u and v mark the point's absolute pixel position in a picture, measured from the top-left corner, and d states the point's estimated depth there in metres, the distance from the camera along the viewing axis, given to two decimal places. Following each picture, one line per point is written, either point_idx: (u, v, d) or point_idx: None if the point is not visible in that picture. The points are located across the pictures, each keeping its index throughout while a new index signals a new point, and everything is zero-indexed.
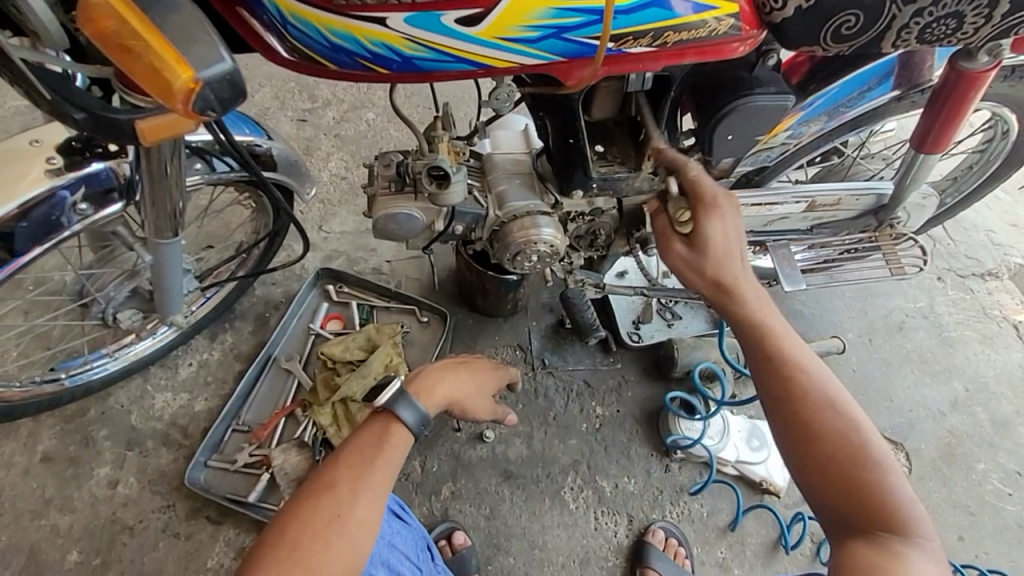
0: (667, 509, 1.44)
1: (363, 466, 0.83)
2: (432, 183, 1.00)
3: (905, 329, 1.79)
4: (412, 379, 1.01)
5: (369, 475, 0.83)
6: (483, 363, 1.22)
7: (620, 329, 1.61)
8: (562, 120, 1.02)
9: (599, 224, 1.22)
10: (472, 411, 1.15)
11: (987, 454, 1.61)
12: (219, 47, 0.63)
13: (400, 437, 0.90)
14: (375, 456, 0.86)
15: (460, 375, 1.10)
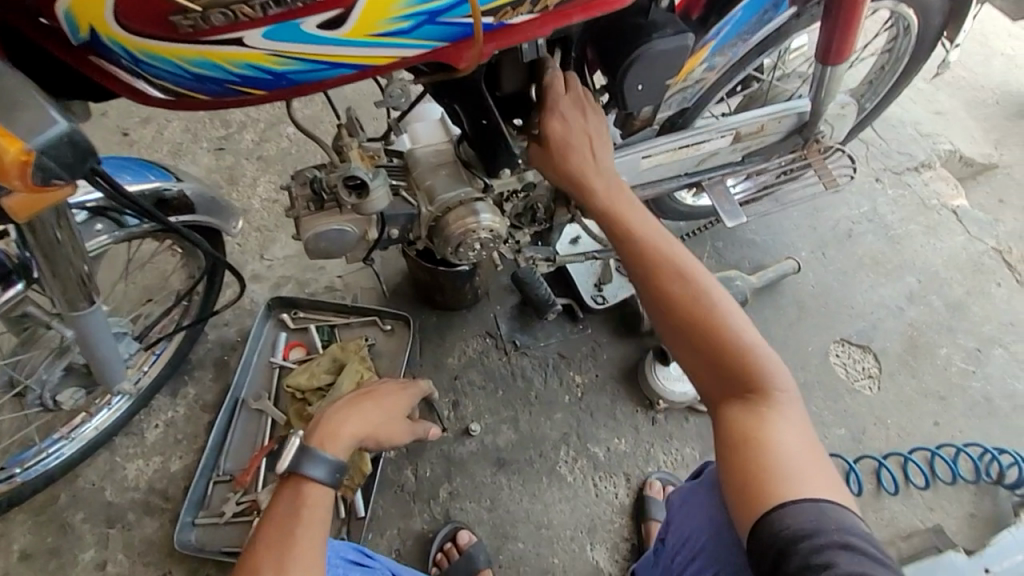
0: (661, 460, 1.47)
1: (284, 543, 0.85)
2: (351, 194, 0.96)
3: (854, 236, 1.84)
4: (314, 431, 1.03)
5: (293, 548, 0.85)
6: (394, 385, 1.25)
7: (582, 295, 1.62)
8: (471, 101, 0.99)
9: (536, 198, 1.20)
10: (391, 435, 1.17)
11: (947, 337, 1.69)
12: (48, 111, 0.66)
13: (318, 497, 0.93)
14: (297, 529, 0.87)
15: (364, 407, 1.13)
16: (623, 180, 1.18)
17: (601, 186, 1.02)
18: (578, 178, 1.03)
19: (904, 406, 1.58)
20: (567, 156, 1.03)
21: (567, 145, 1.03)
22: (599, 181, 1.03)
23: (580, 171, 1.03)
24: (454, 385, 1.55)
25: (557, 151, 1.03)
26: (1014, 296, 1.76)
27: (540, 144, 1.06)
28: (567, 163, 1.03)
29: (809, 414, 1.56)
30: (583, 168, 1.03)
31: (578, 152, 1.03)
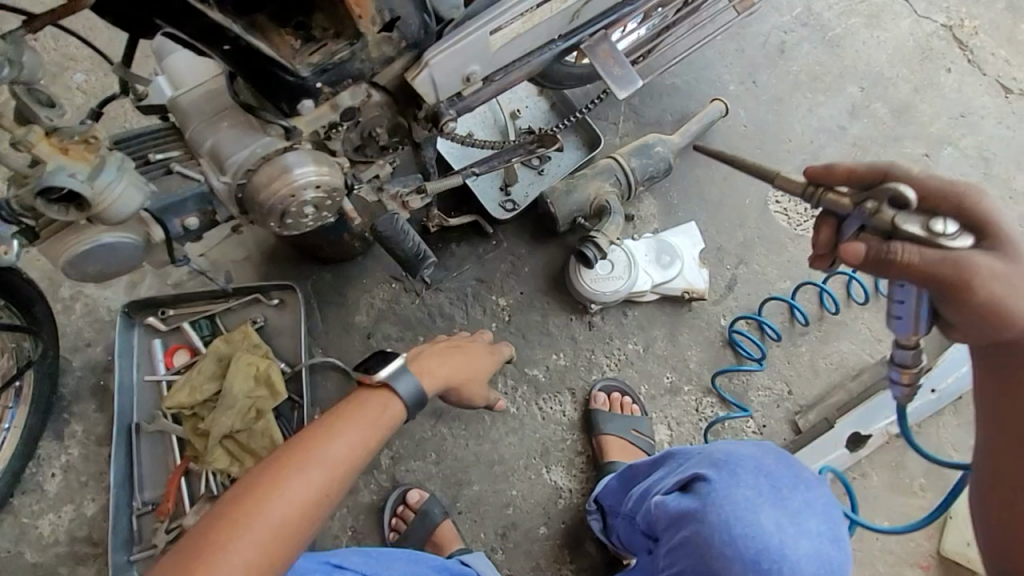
0: (604, 365, 1.38)
1: (253, 515, 0.74)
2: (66, 210, 0.72)
3: (788, 50, 1.56)
4: (371, 398, 0.92)
5: (248, 533, 0.73)
6: (484, 345, 1.20)
7: (488, 205, 1.41)
8: (195, 22, 0.67)
9: (371, 122, 0.90)
10: (397, 419, 0.93)
11: (894, 149, 1.50)
12: None
13: (344, 462, 0.82)
14: (291, 500, 0.76)
15: (430, 358, 1.05)
16: (474, 71, 0.89)
17: (992, 291, 0.65)
18: (925, 275, 0.64)
19: None
20: (907, 252, 0.63)
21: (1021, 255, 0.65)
22: (927, 191, 0.66)
23: (1005, 297, 0.65)
24: (369, 344, 1.39)
25: (993, 246, 0.65)
26: (965, 80, 1.54)
27: (1002, 264, 0.64)
28: (924, 279, 0.64)
29: (752, 274, 1.43)
30: (992, 289, 0.65)
31: (1001, 267, 0.64)
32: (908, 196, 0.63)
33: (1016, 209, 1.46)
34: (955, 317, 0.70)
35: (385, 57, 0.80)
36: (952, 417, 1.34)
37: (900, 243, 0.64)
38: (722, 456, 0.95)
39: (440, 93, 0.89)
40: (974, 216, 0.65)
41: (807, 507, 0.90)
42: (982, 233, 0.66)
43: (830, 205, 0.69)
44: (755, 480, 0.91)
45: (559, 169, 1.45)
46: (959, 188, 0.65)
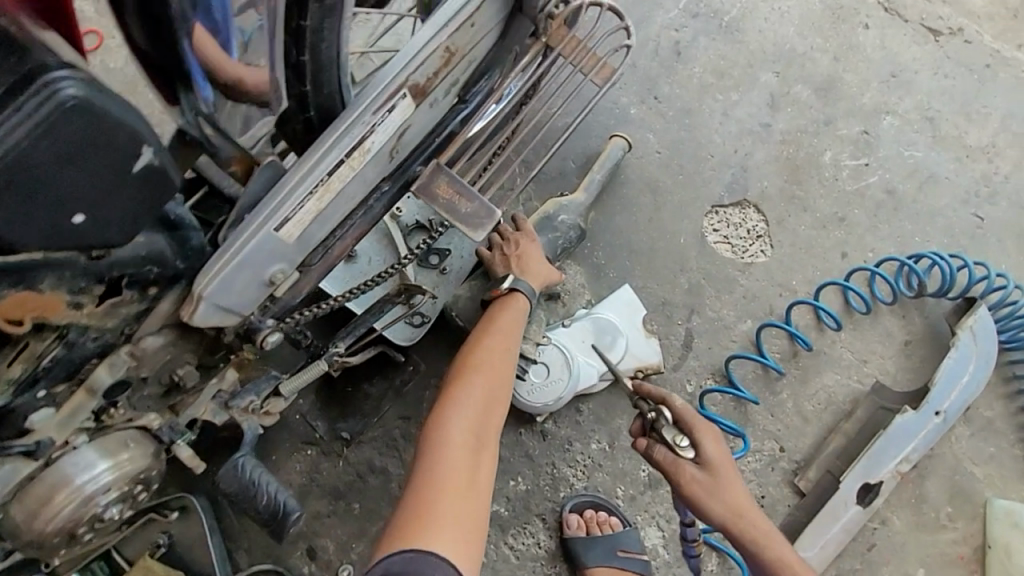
0: (571, 476, 1.18)
1: (438, 442, 0.82)
2: None
3: (683, 50, 1.34)
4: (513, 302, 1.02)
5: (448, 449, 0.82)
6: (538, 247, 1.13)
7: (388, 331, 1.15)
8: None
9: (164, 368, 0.68)
10: (517, 323, 1.00)
11: (828, 134, 1.30)
12: None
13: (503, 369, 0.94)
14: (473, 397, 0.88)
15: (527, 265, 1.08)
16: (280, 270, 0.67)
17: (732, 501, 0.88)
18: (685, 485, 0.90)
19: (807, 254, 1.26)
20: (659, 452, 0.93)
21: (730, 488, 0.88)
22: (725, 504, 0.88)
23: (756, 511, 0.89)
24: (296, 531, 1.16)
25: (715, 471, 0.89)
26: (886, 33, 1.34)
27: (707, 478, 0.89)
28: (701, 501, 0.89)
29: (709, 323, 1.23)
30: (763, 530, 0.88)
31: (703, 476, 0.89)
32: (662, 416, 0.94)
33: (975, 168, 1.28)
34: (720, 509, 0.89)
35: (132, 314, 0.60)
36: (965, 428, 1.17)
37: (651, 442, 0.94)
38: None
39: (243, 310, 0.67)
40: (705, 451, 0.90)
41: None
42: (705, 459, 0.90)
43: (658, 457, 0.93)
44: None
45: (465, 262, 1.19)
46: (692, 421, 0.92)
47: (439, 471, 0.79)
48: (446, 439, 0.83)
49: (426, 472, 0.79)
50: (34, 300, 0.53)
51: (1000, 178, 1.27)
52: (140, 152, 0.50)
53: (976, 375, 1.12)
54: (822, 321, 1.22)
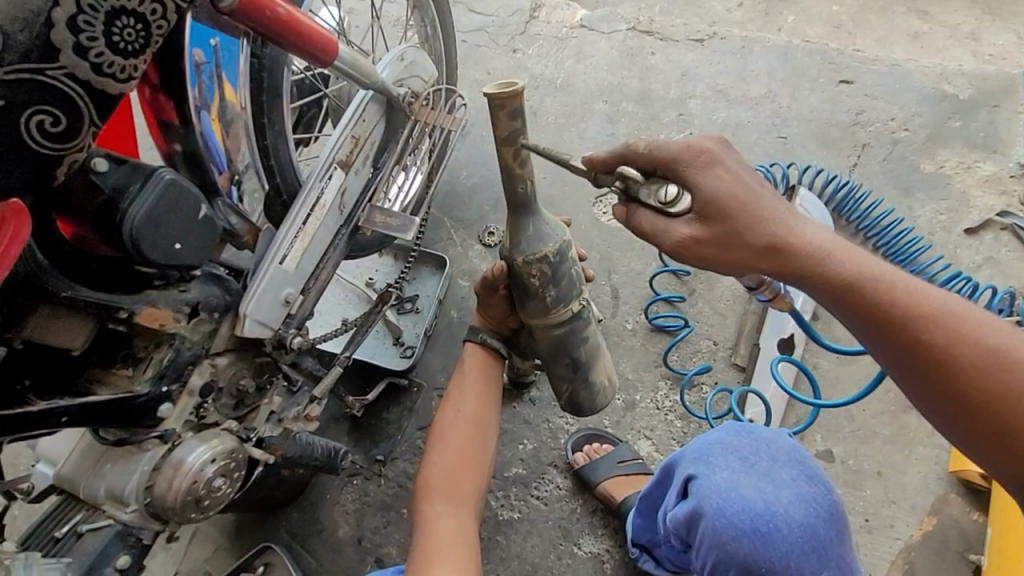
0: (564, 425, 1.44)
1: (450, 483, 1.02)
2: None
3: (538, 109, 1.86)
4: (470, 357, 1.12)
5: (459, 483, 1.03)
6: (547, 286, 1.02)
7: (389, 365, 1.50)
8: (21, 421, 0.77)
9: (233, 380, 0.99)
10: (489, 366, 1.13)
11: (656, 124, 1.78)
12: None
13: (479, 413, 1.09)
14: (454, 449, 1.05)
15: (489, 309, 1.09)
16: (290, 292, 1.03)
17: (754, 230, 0.78)
18: (687, 249, 0.80)
19: None
20: (645, 220, 0.82)
21: (740, 221, 0.78)
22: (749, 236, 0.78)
23: (785, 225, 0.79)
24: (363, 547, 1.40)
25: (716, 217, 0.78)
26: (669, 52, 1.89)
27: (710, 223, 0.79)
28: (713, 254, 0.79)
29: (625, 275, 1.58)
30: (802, 247, 0.78)
31: (705, 227, 0.79)
32: (632, 178, 0.83)
33: (766, 108, 1.74)
34: (739, 249, 0.78)
35: (206, 332, 0.93)
36: None
37: (634, 216, 0.83)
38: (694, 453, 0.89)
39: (273, 324, 1.01)
40: (701, 195, 0.78)
41: (779, 460, 0.84)
42: (699, 204, 0.79)
43: (669, 234, 0.80)
44: (725, 460, 0.85)
45: (430, 298, 1.58)
46: (670, 166, 0.81)
47: (428, 536, 0.96)
48: (431, 507, 1.00)
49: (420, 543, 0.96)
50: (154, 314, 0.85)
51: (785, 109, 1.73)
52: (200, 208, 0.81)
53: None
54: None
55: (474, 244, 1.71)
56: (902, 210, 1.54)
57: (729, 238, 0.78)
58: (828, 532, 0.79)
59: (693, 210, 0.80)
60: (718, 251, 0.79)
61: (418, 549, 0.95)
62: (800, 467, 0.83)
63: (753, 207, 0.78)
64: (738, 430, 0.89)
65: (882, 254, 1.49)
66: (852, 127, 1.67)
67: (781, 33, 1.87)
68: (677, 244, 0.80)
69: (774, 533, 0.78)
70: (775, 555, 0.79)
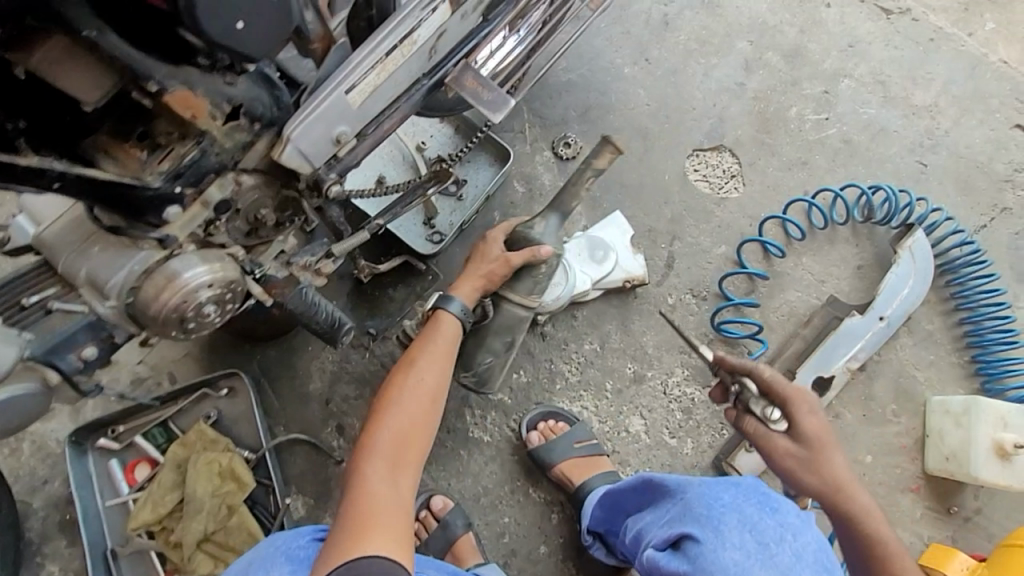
0: (566, 372, 1.37)
1: (394, 457, 0.95)
2: None
3: (672, 21, 1.58)
4: (435, 324, 1.12)
5: (401, 460, 0.95)
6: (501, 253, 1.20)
7: (413, 243, 1.40)
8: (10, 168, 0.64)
9: (253, 206, 0.88)
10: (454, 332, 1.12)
11: (793, 93, 1.52)
12: None
13: (434, 400, 1.04)
14: (405, 419, 0.99)
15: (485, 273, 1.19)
16: (344, 130, 0.87)
17: (834, 473, 0.89)
18: (777, 457, 0.92)
19: (773, 191, 1.46)
20: (749, 423, 0.96)
21: (823, 462, 0.90)
22: (814, 477, 0.90)
23: (853, 487, 0.90)
24: (328, 410, 1.37)
25: (811, 444, 0.90)
26: (845, 12, 1.58)
27: (802, 451, 0.91)
28: (795, 474, 0.91)
29: (688, 247, 1.43)
30: (861, 508, 0.89)
31: (797, 449, 0.91)
32: (748, 388, 0.96)
33: (920, 123, 1.49)
34: (816, 483, 0.90)
35: (240, 143, 0.78)
36: (908, 338, 1.35)
37: (741, 411, 0.97)
38: (704, 513, 0.86)
39: (314, 161, 0.86)
40: (801, 429, 0.91)
41: (798, 555, 0.82)
42: (797, 431, 0.91)
43: (760, 437, 0.94)
44: (739, 539, 0.82)
45: (477, 189, 1.44)
46: (787, 393, 0.92)
47: (366, 505, 0.88)
48: (365, 482, 0.91)
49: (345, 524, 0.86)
50: (187, 101, 0.70)
51: (942, 132, 1.48)
52: None
53: (914, 290, 1.31)
54: (789, 233, 1.42)
55: (544, 149, 1.51)
56: (1007, 293, 1.37)
57: (802, 467, 0.90)
58: None
59: (789, 432, 0.92)
60: (795, 471, 0.91)
61: (350, 520, 0.86)
62: (814, 561, 0.82)
63: (827, 451, 0.90)
64: (757, 506, 0.86)
65: (963, 331, 1.34)
66: (1002, 183, 1.44)
67: (979, 41, 1.55)
68: (768, 453, 0.93)
69: None
70: None
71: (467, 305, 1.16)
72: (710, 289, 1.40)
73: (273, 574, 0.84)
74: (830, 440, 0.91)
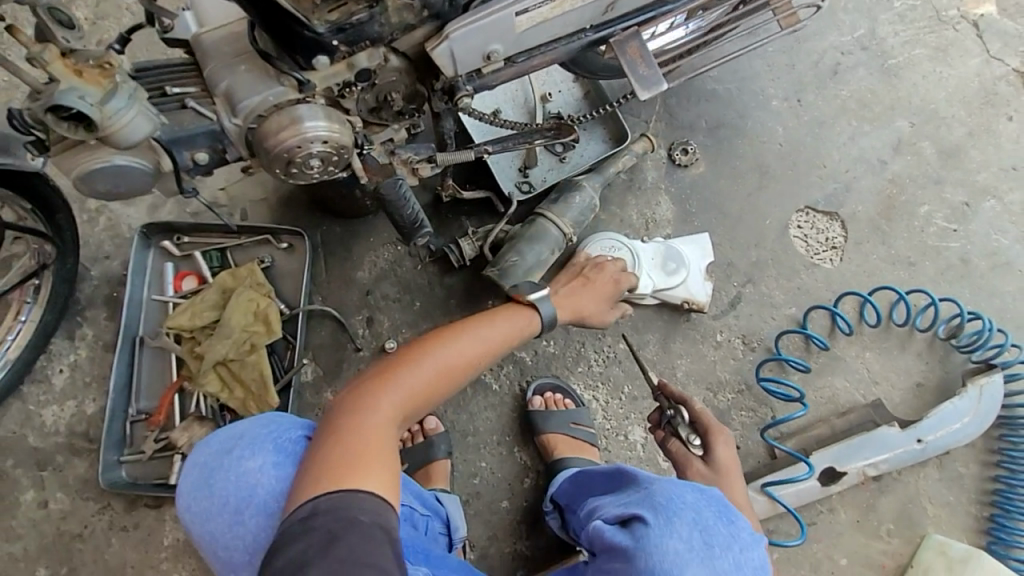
0: (591, 360, 1.38)
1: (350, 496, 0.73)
2: (77, 126, 0.75)
3: (841, 73, 1.50)
4: (518, 312, 1.09)
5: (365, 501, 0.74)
6: (613, 274, 1.32)
7: (502, 184, 1.41)
8: None
9: (387, 86, 0.90)
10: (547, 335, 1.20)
11: (932, 191, 1.43)
12: None
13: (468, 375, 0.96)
14: (435, 369, 0.92)
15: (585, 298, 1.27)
16: (497, 50, 0.87)
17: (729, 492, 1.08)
18: (689, 468, 1.13)
19: (867, 278, 1.40)
20: (674, 445, 1.17)
21: (723, 481, 1.09)
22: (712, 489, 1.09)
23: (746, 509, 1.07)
24: (366, 300, 1.43)
25: (716, 467, 1.10)
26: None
27: (709, 470, 1.11)
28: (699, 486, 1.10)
29: (758, 295, 1.40)
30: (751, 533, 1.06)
31: (707, 468, 1.11)
32: (679, 414, 1.18)
33: None
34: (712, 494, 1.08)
35: (404, 24, 0.80)
36: (935, 473, 1.30)
37: (668, 434, 1.19)
38: (662, 499, 0.88)
39: (459, 68, 0.88)
40: (716, 456, 1.11)
41: (735, 568, 0.84)
42: (712, 459, 1.11)
43: (675, 446, 1.17)
44: (687, 533, 0.84)
45: (581, 158, 1.44)
46: (710, 427, 1.14)
47: (320, 477, 0.73)
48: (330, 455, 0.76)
49: (330, 444, 0.77)
50: None
51: None
52: None
53: (966, 427, 1.27)
54: (864, 319, 1.38)
55: (660, 147, 1.48)
56: None
57: (704, 476, 1.10)
58: None
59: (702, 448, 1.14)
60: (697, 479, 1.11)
61: (314, 469, 0.74)
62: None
63: (728, 469, 1.10)
64: (716, 511, 0.88)
65: (992, 489, 1.29)
66: None
67: None
68: (682, 462, 1.15)
69: None
70: None
71: (553, 320, 1.14)
72: (761, 343, 1.37)
73: (250, 462, 0.82)
74: (733, 462, 1.11)
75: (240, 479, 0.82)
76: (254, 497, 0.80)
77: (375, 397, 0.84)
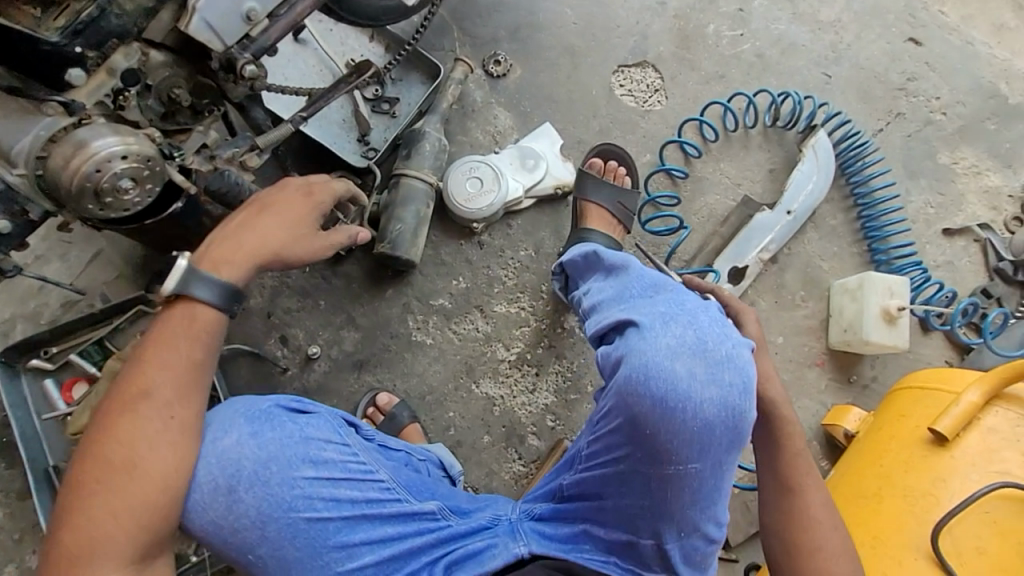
0: (502, 276, 1.43)
1: None
2: None
3: None
4: (172, 314, 0.84)
5: None
6: (300, 186, 0.99)
7: (348, 158, 1.41)
8: None
9: (165, 84, 0.89)
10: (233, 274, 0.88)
11: (711, 11, 1.60)
12: None
13: (189, 412, 0.80)
14: (122, 443, 0.76)
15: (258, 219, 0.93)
16: (254, 7, 0.88)
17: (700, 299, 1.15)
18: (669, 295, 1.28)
19: (694, 103, 1.55)
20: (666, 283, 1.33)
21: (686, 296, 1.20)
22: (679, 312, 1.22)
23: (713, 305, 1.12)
24: (271, 322, 1.39)
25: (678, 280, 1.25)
26: None
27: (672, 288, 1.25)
28: None
29: None
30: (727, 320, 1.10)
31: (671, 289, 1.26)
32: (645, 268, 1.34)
33: (825, 38, 1.59)
34: None
35: (144, 8, 0.82)
36: (813, 233, 1.48)
37: None
38: (660, 309, 0.84)
39: (227, 40, 0.89)
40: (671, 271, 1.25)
41: (730, 361, 0.80)
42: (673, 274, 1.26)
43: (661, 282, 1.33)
44: (682, 330, 0.81)
45: (410, 106, 1.46)
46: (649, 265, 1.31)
47: None
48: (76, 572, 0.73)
49: None
50: None
51: (844, 46, 1.59)
52: None
53: (818, 184, 1.44)
54: (704, 134, 1.52)
55: (476, 68, 1.54)
56: (900, 189, 1.52)
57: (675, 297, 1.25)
58: (722, 440, 0.79)
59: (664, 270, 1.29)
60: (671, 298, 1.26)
61: None
62: (744, 378, 0.80)
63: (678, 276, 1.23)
64: (711, 315, 0.84)
65: (859, 225, 1.48)
66: (897, 92, 1.57)
67: None
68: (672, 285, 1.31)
69: (678, 413, 0.77)
70: (667, 429, 0.78)
71: (229, 287, 0.87)
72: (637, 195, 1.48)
73: (226, 440, 0.82)
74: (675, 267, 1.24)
75: (221, 455, 0.81)
76: (242, 471, 0.81)
77: (74, 518, 0.75)
